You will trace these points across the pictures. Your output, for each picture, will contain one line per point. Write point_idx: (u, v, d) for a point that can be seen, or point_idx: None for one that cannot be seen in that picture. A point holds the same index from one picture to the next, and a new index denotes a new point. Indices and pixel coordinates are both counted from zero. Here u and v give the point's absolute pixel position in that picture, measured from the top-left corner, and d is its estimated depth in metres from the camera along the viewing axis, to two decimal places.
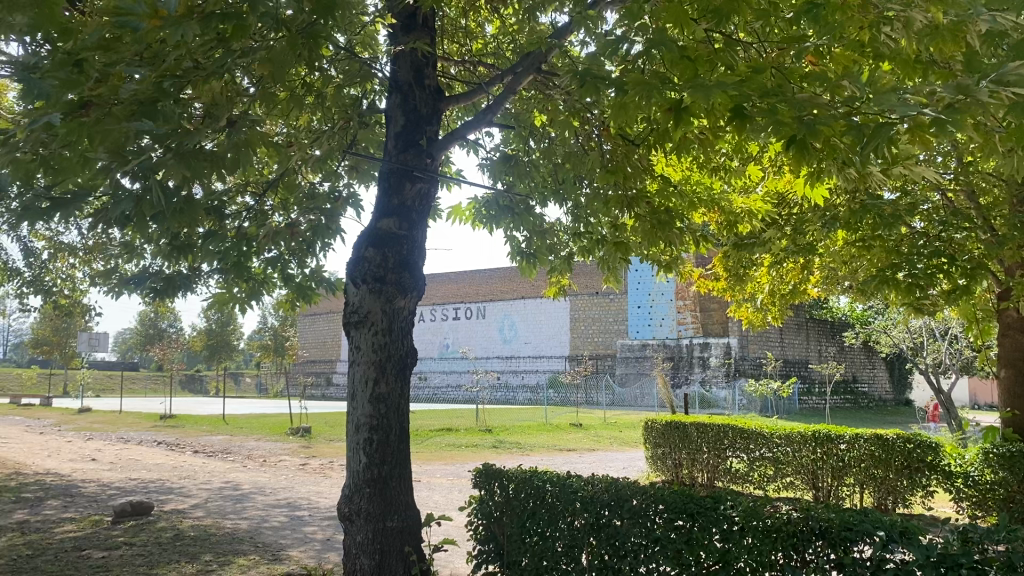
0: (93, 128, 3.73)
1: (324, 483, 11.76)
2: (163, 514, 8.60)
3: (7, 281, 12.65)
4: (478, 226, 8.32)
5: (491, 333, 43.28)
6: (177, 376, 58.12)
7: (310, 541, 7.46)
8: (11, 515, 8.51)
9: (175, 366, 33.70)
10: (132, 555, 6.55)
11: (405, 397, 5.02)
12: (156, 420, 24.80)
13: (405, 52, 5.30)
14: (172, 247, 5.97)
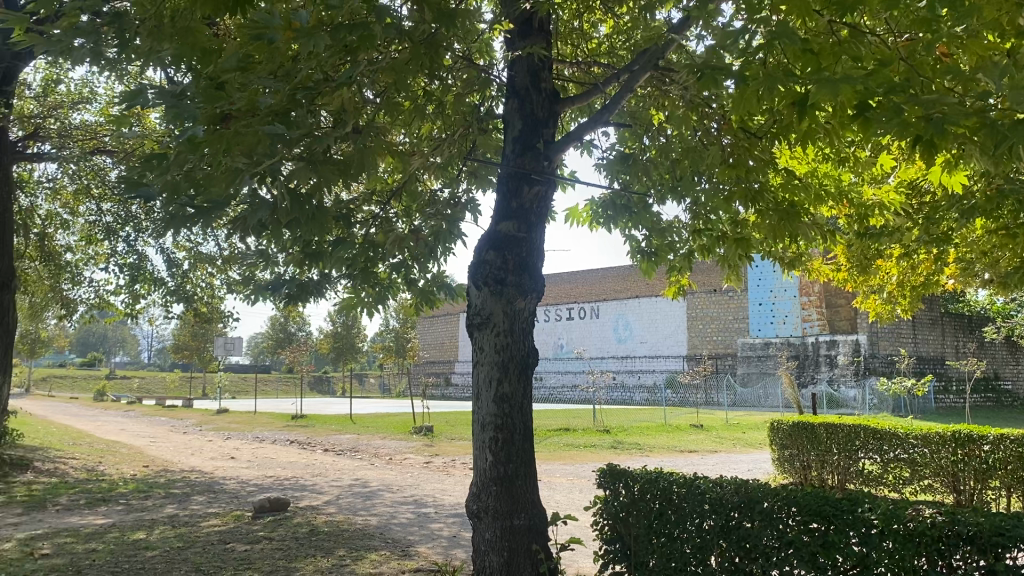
0: (232, 138, 3.90)
1: (448, 481, 12.03)
2: (299, 510, 9.00)
3: (152, 290, 13.53)
4: (596, 227, 8.32)
5: (607, 333, 43.13)
6: (305, 378, 60.69)
7: (437, 538, 7.65)
8: (162, 510, 9.10)
9: (303, 368, 35.15)
10: (272, 549, 6.89)
11: (528, 397, 5.07)
12: (287, 421, 25.95)
13: (521, 57, 5.35)
14: (305, 254, 6.23)
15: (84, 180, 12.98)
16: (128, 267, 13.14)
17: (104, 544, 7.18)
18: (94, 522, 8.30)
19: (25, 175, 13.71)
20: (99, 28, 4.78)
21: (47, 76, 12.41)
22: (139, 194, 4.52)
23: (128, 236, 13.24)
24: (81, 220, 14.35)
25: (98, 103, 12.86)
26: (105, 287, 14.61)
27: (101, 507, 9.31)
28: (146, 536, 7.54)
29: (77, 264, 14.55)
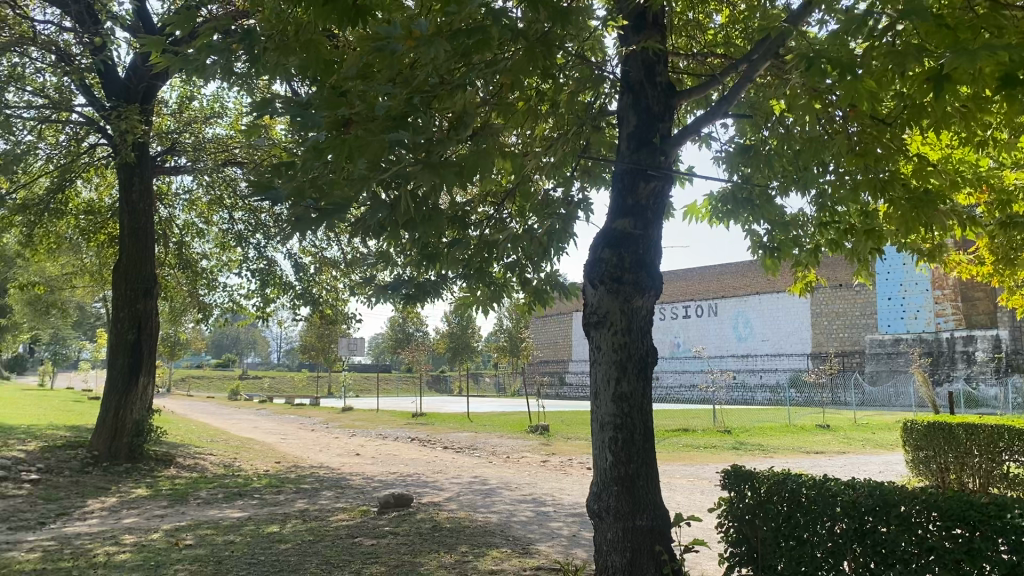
0: (355, 144, 4.04)
1: (566, 480, 12.03)
2: (422, 506, 9.20)
3: (281, 294, 14.14)
4: (715, 223, 8.15)
5: (725, 331, 42.23)
6: (424, 378, 62.04)
7: (557, 537, 7.65)
8: (294, 504, 9.50)
9: (422, 368, 35.90)
10: (397, 544, 7.07)
11: (648, 396, 5.00)
12: (407, 419, 26.57)
13: (635, 52, 5.27)
14: (422, 256, 6.32)
15: (218, 191, 13.75)
16: (259, 272, 13.79)
17: (241, 536, 7.54)
18: (232, 515, 8.75)
19: (165, 188, 14.60)
20: (229, 47, 5.02)
21: (183, 93, 13.19)
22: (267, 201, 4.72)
23: (259, 243, 13.90)
24: (215, 228, 15.17)
25: (228, 117, 13.57)
26: (238, 291, 15.39)
27: (238, 501, 9.80)
28: (280, 529, 7.88)
29: (212, 270, 15.38)
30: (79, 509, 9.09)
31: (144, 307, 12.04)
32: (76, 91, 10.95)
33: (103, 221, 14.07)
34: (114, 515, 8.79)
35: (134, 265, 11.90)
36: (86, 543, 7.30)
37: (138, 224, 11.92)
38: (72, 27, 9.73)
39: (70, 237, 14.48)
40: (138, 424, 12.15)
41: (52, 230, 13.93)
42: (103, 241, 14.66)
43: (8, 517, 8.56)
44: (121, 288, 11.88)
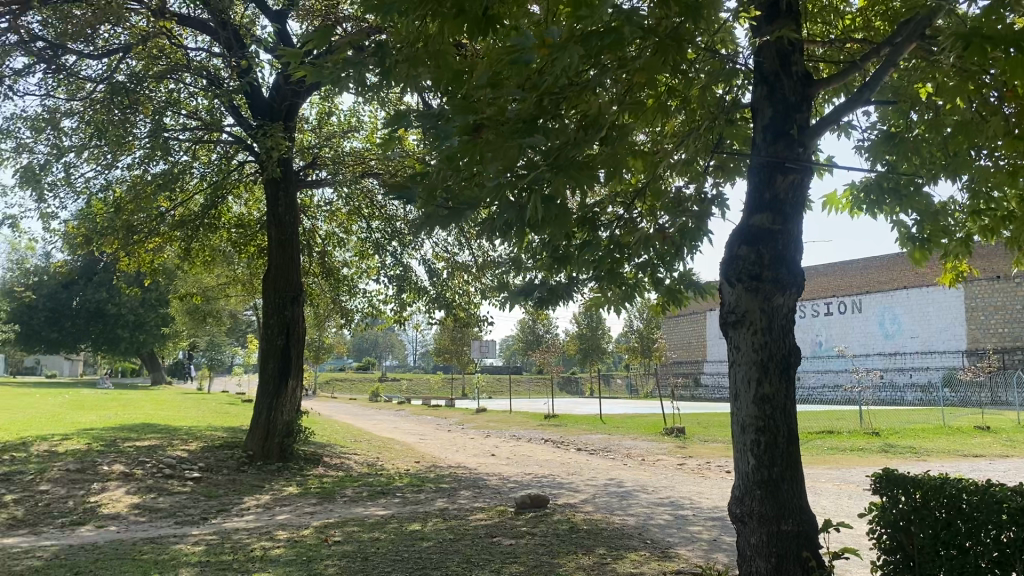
0: (487, 149, 4.11)
1: (705, 483, 11.78)
2: (559, 507, 9.24)
3: (417, 299, 14.56)
4: (856, 213, 7.82)
5: (870, 328, 40.44)
6: (556, 379, 62.27)
7: (697, 541, 7.51)
8: (434, 503, 9.74)
9: (553, 369, 36.08)
10: (535, 544, 7.13)
11: (792, 397, 4.83)
12: (541, 419, 26.76)
13: (769, 43, 5.07)
14: (553, 259, 6.29)
15: (356, 202, 14.35)
16: (396, 278, 14.26)
17: (385, 534, 7.79)
18: (376, 513, 9.07)
19: (308, 201, 15.30)
20: (363, 60, 5.14)
21: (322, 110, 13.78)
22: (402, 202, 4.86)
23: (395, 250, 14.36)
24: (354, 237, 15.77)
25: (364, 130, 14.09)
26: (377, 297, 15.92)
27: (381, 499, 10.14)
28: (421, 528, 8.09)
29: (353, 277, 15.99)
30: (237, 506, 9.64)
31: (291, 314, 12.64)
32: (225, 113, 11.64)
33: (253, 234, 14.99)
34: (267, 511, 9.27)
35: (281, 274, 12.54)
36: (244, 538, 7.74)
37: (285, 235, 12.55)
38: (221, 53, 10.36)
39: (223, 250, 15.42)
40: (288, 425, 12.78)
41: (208, 244, 14.88)
42: (253, 253, 15.52)
43: (175, 512, 9.21)
44: (271, 296, 12.54)
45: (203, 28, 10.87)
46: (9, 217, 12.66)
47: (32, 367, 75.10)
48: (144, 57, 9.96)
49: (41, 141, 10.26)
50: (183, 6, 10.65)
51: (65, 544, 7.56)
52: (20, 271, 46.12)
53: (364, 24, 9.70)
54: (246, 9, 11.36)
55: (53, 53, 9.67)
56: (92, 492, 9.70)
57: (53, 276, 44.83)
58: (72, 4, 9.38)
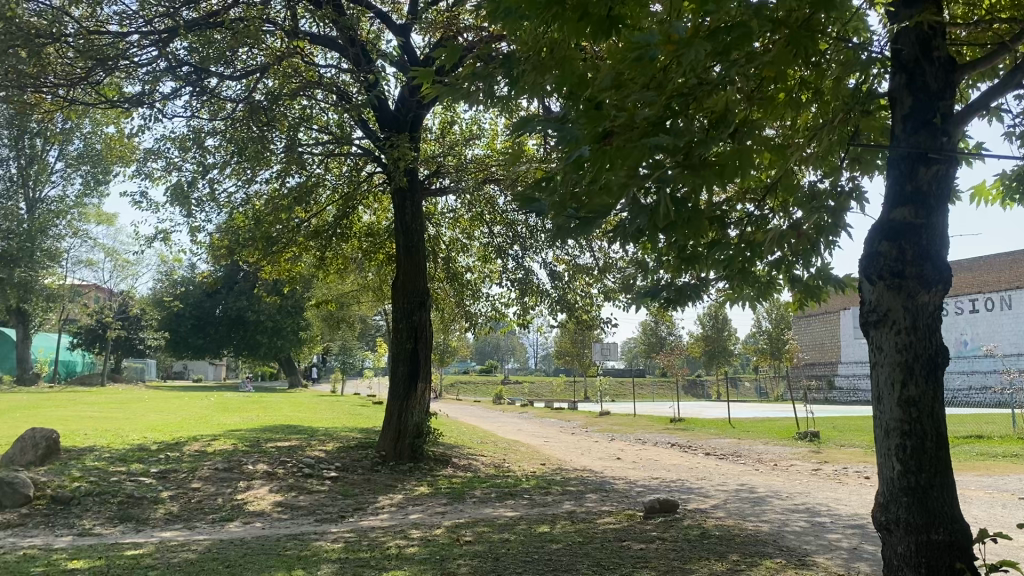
0: (617, 154, 4.12)
1: (843, 489, 11.30)
2: (689, 512, 9.08)
3: (540, 301, 14.65)
4: (1007, 203, 7.36)
5: (1021, 326, 37.87)
6: (681, 382, 61.34)
7: (837, 550, 7.22)
8: (562, 506, 9.78)
9: (679, 372, 35.50)
10: (666, 549, 7.05)
11: (941, 399, 4.57)
12: (668, 424, 26.39)
13: (908, 29, 4.83)
14: (680, 259, 6.04)
15: (479, 208, 14.60)
16: (518, 281, 14.41)
17: (515, 534, 7.89)
18: (506, 514, 9.18)
19: (432, 208, 15.72)
20: (491, 71, 5.21)
21: (444, 120, 14.12)
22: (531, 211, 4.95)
23: (516, 254, 14.52)
24: (477, 242, 16.05)
25: (485, 137, 14.32)
26: (500, 300, 16.13)
27: (509, 500, 10.27)
28: (550, 530, 8.14)
29: (476, 281, 16.23)
30: (372, 505, 9.97)
31: (419, 318, 12.96)
32: (355, 127, 12.10)
33: (382, 243, 15.48)
34: (401, 510, 9.55)
35: (408, 279, 12.89)
36: (380, 536, 8.01)
37: (411, 244, 12.91)
38: (349, 68, 10.77)
39: (354, 258, 16.01)
40: (418, 426, 13.13)
41: (340, 252, 15.47)
42: (381, 260, 16.03)
43: (316, 510, 9.62)
44: (400, 301, 12.91)
45: (332, 45, 11.32)
46: (162, 231, 13.58)
47: (182, 372, 80.05)
48: (279, 77, 10.43)
49: (189, 160, 10.96)
50: (313, 26, 11.12)
51: (216, 539, 8.03)
52: (169, 281, 49.27)
53: (484, 33, 9.85)
54: (372, 25, 11.80)
55: (197, 76, 10.29)
56: (238, 490, 10.26)
57: (199, 286, 47.72)
58: (213, 29, 9.95)
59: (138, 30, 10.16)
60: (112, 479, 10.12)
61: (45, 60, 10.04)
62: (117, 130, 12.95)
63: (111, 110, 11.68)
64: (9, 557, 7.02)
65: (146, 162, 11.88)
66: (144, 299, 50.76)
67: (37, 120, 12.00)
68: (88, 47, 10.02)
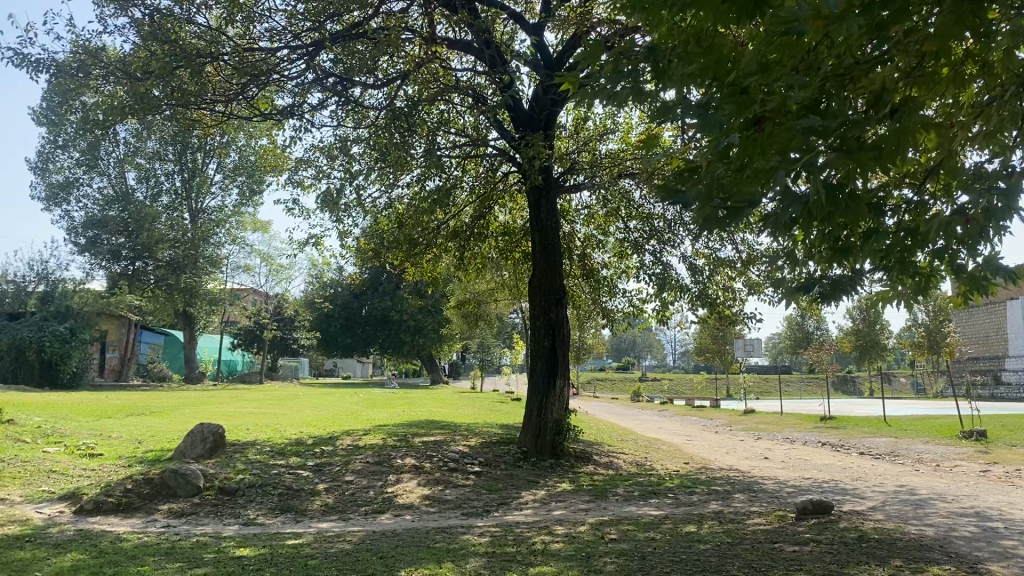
0: (765, 139, 4.06)
1: (1017, 493, 10.48)
2: (844, 514, 8.67)
3: (679, 296, 14.37)
4: None
5: None
6: (830, 379, 58.83)
7: (1013, 558, 6.70)
8: (708, 506, 9.54)
9: (828, 368, 34.01)
10: (821, 552, 6.75)
11: None
12: (817, 422, 25.28)
13: None
14: (832, 251, 5.66)
15: (615, 203, 14.49)
16: (656, 276, 14.20)
17: (661, 533, 7.78)
18: (650, 513, 9.05)
19: (567, 206, 15.73)
20: (636, 64, 5.03)
21: (578, 115, 14.13)
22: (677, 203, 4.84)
23: (654, 249, 14.33)
24: (612, 239, 15.93)
25: (620, 131, 14.22)
26: (637, 296, 15.98)
27: (653, 499, 10.14)
28: (697, 530, 7.98)
29: (613, 278, 16.13)
30: (516, 500, 10.09)
31: (556, 315, 12.99)
32: (490, 128, 12.27)
33: (519, 242, 15.65)
34: (544, 506, 9.62)
35: (545, 277, 12.96)
36: (525, 531, 8.08)
37: (547, 241, 12.97)
38: (485, 71, 10.94)
39: (492, 257, 16.24)
40: (558, 423, 13.15)
41: (478, 252, 15.73)
42: (518, 258, 16.19)
43: (461, 504, 9.83)
44: (537, 299, 13.00)
45: (469, 49, 11.53)
46: (313, 237, 14.26)
47: (333, 370, 83.92)
48: (419, 83, 10.73)
49: (336, 167, 11.43)
50: (450, 31, 11.35)
51: (370, 530, 8.32)
52: (319, 284, 51.70)
53: (619, 27, 9.73)
54: (506, 26, 11.92)
55: (343, 86, 10.72)
56: (388, 483, 10.62)
57: (347, 288, 49.82)
58: (357, 41, 10.32)
59: (286, 45, 10.67)
60: (272, 471, 10.70)
61: (205, 79, 10.72)
62: (269, 143, 13.70)
63: (264, 122, 12.36)
64: (184, 543, 7.56)
65: (297, 171, 12.52)
66: (296, 301, 53.51)
67: (198, 136, 12.86)
68: (244, 64, 10.62)
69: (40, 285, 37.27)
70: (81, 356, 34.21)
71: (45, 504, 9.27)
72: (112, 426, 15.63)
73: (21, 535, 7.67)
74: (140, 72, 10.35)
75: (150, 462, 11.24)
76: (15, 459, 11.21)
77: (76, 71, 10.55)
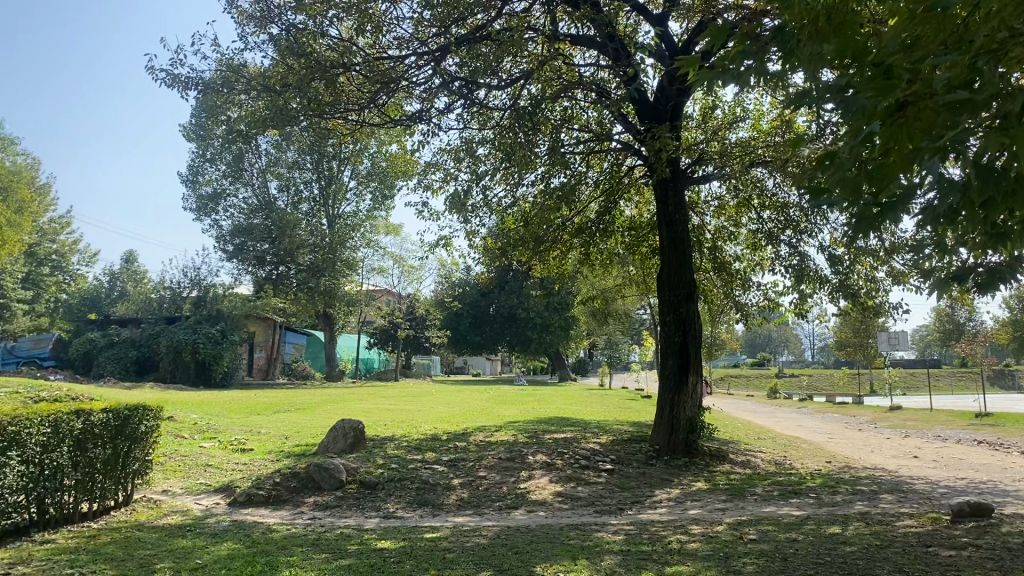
0: (914, 122, 3.84)
1: None
2: (1006, 517, 8.10)
3: (818, 288, 13.81)
4: None
5: None
6: (986, 374, 55.10)
7: None
8: (853, 506, 9.13)
9: (984, 361, 31.83)
10: (982, 557, 6.33)
11: None
12: (973, 418, 23.72)
13: None
14: (988, 237, 5.22)
15: (747, 193, 14.08)
16: (792, 268, 13.71)
17: (804, 535, 7.50)
18: (791, 513, 8.74)
19: (696, 197, 15.42)
20: (764, 45, 4.83)
21: (705, 104, 13.82)
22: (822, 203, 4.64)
23: (790, 239, 13.84)
24: (745, 230, 15.50)
25: (750, 119, 13.82)
26: (772, 289, 15.50)
27: (793, 499, 9.78)
28: (843, 531, 7.65)
29: (746, 270, 15.70)
30: (650, 498, 9.99)
31: (687, 310, 12.74)
32: (615, 122, 12.23)
33: (646, 236, 15.46)
34: (680, 505, 9.46)
35: (674, 271, 12.75)
36: (661, 530, 7.96)
37: (676, 234, 12.75)
38: (608, 64, 10.88)
39: (620, 253, 16.12)
40: (692, 420, 12.88)
41: (606, 248, 15.64)
42: (647, 253, 16.01)
43: (595, 501, 9.80)
44: (667, 294, 12.80)
45: (592, 44, 11.47)
46: (442, 238, 14.58)
47: (465, 367, 85.51)
48: (542, 82, 10.78)
49: (464, 169, 11.63)
50: (573, 27, 11.33)
51: (504, 526, 8.42)
52: (449, 283, 52.84)
53: (747, 12, 9.46)
54: (629, 19, 11.79)
55: (468, 89, 10.89)
56: (521, 479, 10.73)
57: (476, 287, 50.69)
58: (482, 43, 10.47)
59: (414, 52, 10.95)
60: (410, 466, 11.01)
61: (339, 89, 11.13)
62: (399, 148, 14.11)
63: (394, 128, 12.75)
64: (329, 535, 7.89)
65: (426, 174, 12.84)
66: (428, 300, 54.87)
67: (333, 144, 13.39)
68: (375, 73, 10.96)
69: (194, 290, 39.84)
70: (231, 357, 36.24)
71: (203, 496, 9.89)
72: (261, 422, 16.48)
73: (183, 525, 8.22)
74: (279, 85, 10.88)
75: (296, 457, 11.80)
76: (175, 454, 12.02)
77: (221, 86, 11.18)
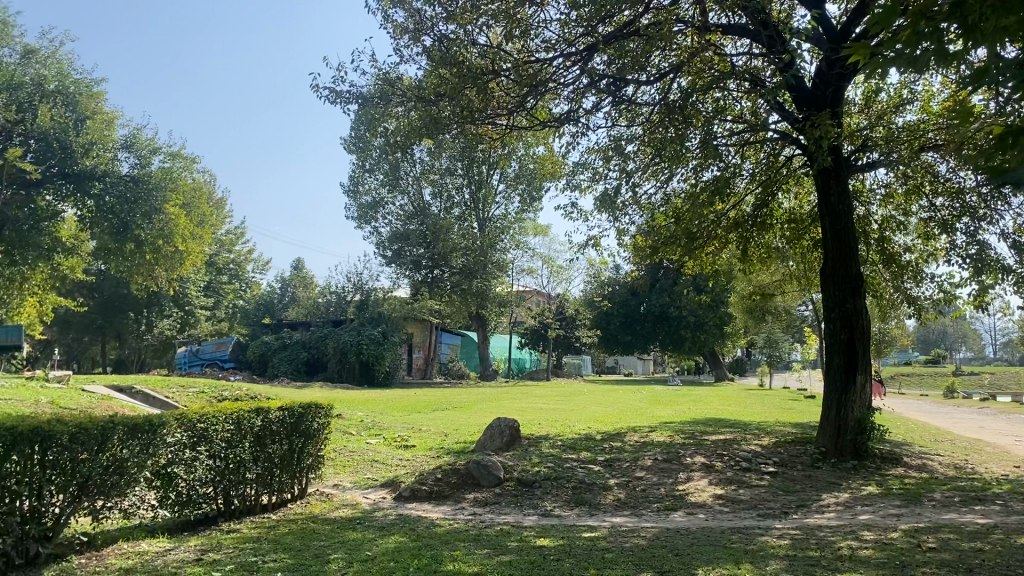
0: None
1: None
2: None
3: (1001, 279, 12.79)
4: None
5: None
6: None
7: None
8: None
9: None
10: None
11: None
12: None
13: None
14: None
15: (917, 179, 13.24)
16: (970, 258, 12.77)
17: (991, 544, 6.96)
18: (975, 521, 8.13)
19: (861, 186, 14.67)
20: (937, 25, 4.57)
21: (869, 88, 13.11)
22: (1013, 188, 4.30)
23: (967, 227, 12.91)
24: (916, 219, 14.58)
25: (919, 100, 13.00)
26: (947, 281, 14.51)
27: (977, 506, 9.11)
28: None
29: (917, 262, 14.75)
30: (816, 502, 9.58)
31: (854, 306, 12.10)
32: (770, 112, 11.81)
33: (806, 228, 14.84)
34: (849, 510, 9.02)
35: (839, 266, 12.14)
36: (829, 535, 7.62)
37: (839, 226, 12.14)
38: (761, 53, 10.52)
39: (778, 246, 15.55)
40: (861, 421, 12.24)
41: (762, 242, 15.13)
42: (808, 246, 15.36)
43: (757, 504, 9.51)
44: (831, 289, 12.21)
45: (745, 32, 11.14)
46: (593, 237, 14.57)
47: (617, 366, 84.85)
48: (692, 74, 10.59)
49: (613, 168, 11.59)
50: (724, 16, 11.05)
51: (663, 527, 8.33)
52: (598, 283, 52.73)
53: None
54: (783, 4, 11.36)
55: (616, 86, 10.85)
56: (679, 480, 10.56)
57: (627, 286, 50.26)
58: (629, 39, 10.40)
59: (561, 53, 11.01)
60: (566, 465, 11.09)
61: (489, 95, 11.37)
62: (547, 149, 14.22)
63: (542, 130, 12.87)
64: (489, 531, 8.06)
65: (575, 174, 12.89)
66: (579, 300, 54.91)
67: (484, 150, 13.69)
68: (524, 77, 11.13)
69: (357, 294, 41.82)
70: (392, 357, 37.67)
71: (370, 490, 10.37)
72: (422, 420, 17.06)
73: (353, 517, 8.65)
74: (433, 95, 11.26)
75: (456, 453, 12.15)
76: (344, 449, 12.67)
77: (379, 99, 11.69)
